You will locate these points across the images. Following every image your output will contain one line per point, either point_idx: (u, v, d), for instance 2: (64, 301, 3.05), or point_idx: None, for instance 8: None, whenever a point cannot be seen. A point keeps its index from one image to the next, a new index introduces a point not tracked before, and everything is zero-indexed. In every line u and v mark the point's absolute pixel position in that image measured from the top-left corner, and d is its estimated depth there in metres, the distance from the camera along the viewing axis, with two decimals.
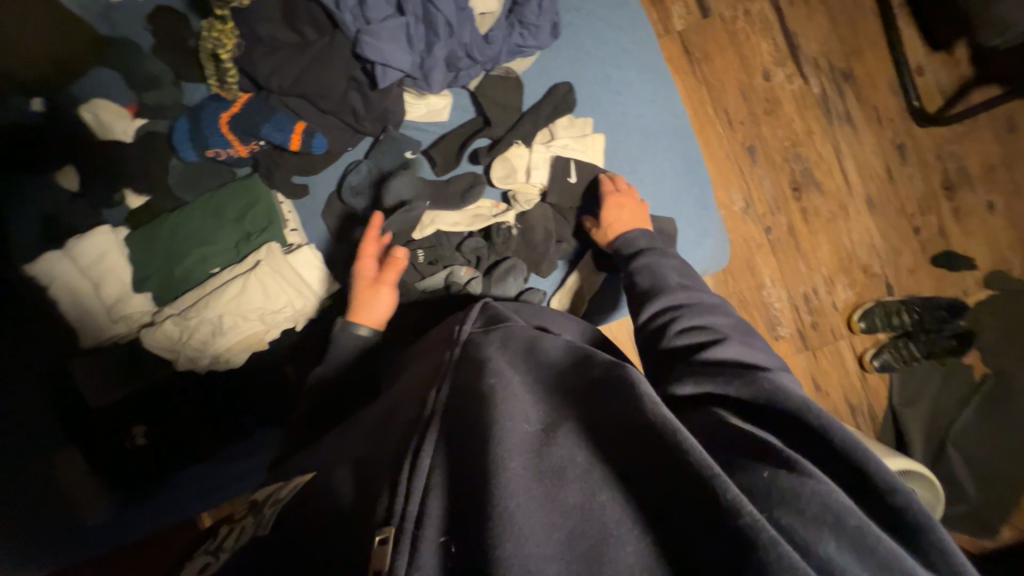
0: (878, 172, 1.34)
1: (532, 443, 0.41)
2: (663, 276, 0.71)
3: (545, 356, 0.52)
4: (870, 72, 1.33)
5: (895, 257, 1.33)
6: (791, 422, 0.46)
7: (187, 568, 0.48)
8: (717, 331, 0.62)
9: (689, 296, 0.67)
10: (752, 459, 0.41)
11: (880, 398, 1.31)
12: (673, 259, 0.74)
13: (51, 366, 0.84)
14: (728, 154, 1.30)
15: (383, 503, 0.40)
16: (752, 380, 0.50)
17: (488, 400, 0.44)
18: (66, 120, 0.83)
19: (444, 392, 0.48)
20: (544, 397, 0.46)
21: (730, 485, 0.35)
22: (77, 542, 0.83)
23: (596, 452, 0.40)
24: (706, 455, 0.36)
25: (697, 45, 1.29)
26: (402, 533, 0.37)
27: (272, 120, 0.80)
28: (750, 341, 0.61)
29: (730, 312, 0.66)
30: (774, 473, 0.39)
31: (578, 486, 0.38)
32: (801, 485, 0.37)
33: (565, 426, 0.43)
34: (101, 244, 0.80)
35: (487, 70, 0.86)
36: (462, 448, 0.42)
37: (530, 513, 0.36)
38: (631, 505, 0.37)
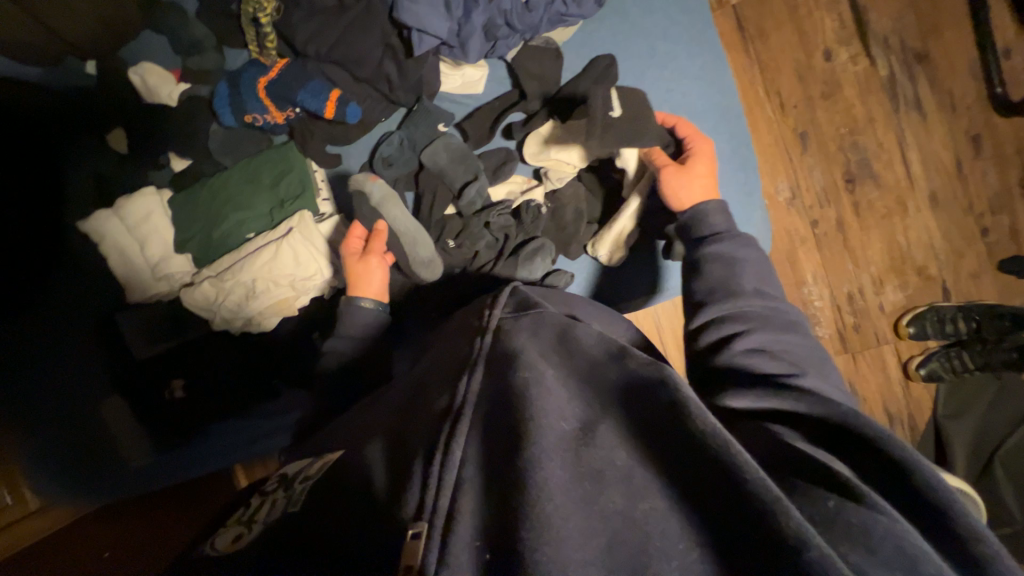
0: (945, 166, 1.22)
1: (569, 441, 0.41)
2: (737, 275, 0.64)
3: (579, 348, 0.52)
4: (948, 53, 1.21)
5: (955, 260, 1.23)
6: (868, 452, 0.42)
7: (223, 535, 0.49)
8: (789, 350, 0.58)
9: (762, 305, 0.62)
10: (810, 482, 0.39)
11: (923, 408, 1.24)
12: (753, 256, 0.66)
13: (102, 318, 0.90)
14: (777, 140, 1.21)
15: (415, 495, 0.40)
16: (825, 400, 0.48)
17: (524, 396, 0.44)
18: (115, 82, 0.86)
19: (476, 382, 0.48)
20: (580, 393, 0.46)
21: (793, 513, 0.33)
22: (124, 480, 0.90)
23: (636, 456, 0.40)
24: (763, 476, 0.35)
25: (753, 20, 1.20)
26: (435, 526, 0.37)
27: (307, 86, 0.79)
28: (821, 366, 0.58)
29: (803, 331, 0.62)
30: (841, 504, 0.36)
31: (619, 490, 0.38)
32: (872, 523, 0.35)
33: (603, 426, 0.42)
34: (147, 205, 0.84)
35: (526, 40, 0.82)
36: (497, 443, 0.42)
37: (567, 517, 0.36)
38: (676, 516, 0.36)
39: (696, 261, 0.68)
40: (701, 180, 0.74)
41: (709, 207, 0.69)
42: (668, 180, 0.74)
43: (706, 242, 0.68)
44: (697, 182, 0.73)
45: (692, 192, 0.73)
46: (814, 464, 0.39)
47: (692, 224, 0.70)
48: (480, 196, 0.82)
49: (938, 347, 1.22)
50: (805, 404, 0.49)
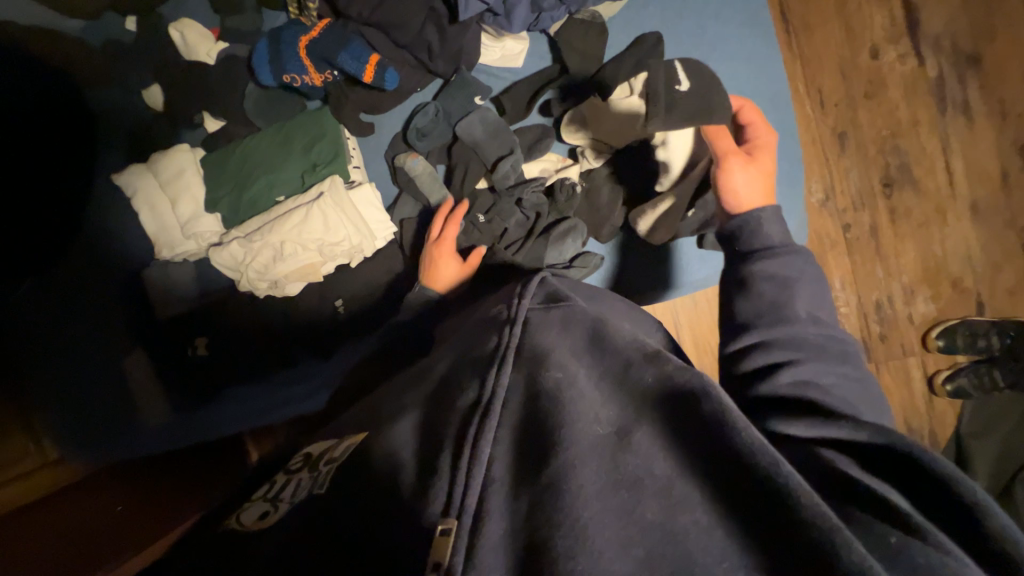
0: (990, 175, 1.17)
1: (602, 446, 0.39)
2: (792, 299, 0.57)
3: (611, 347, 0.48)
4: (1003, 57, 1.15)
5: (993, 273, 1.18)
6: (924, 485, 0.39)
7: (245, 512, 0.51)
8: (841, 386, 0.52)
9: (817, 334, 0.56)
10: (871, 515, 0.36)
11: (944, 424, 1.21)
12: (808, 275, 0.59)
13: (129, 274, 0.92)
14: (814, 139, 1.18)
15: (442, 490, 0.39)
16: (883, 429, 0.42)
17: (556, 397, 0.42)
18: (152, 39, 0.86)
19: (506, 377, 0.45)
20: (613, 394, 0.44)
21: (857, 546, 0.30)
22: (137, 438, 0.91)
23: (675, 464, 0.37)
24: (820, 505, 0.32)
25: (798, 13, 1.16)
26: (462, 526, 0.36)
27: (347, 48, 0.77)
28: (870, 404, 0.53)
29: (857, 364, 0.56)
30: (903, 540, 0.34)
31: (658, 501, 0.36)
32: (940, 563, 0.32)
33: (640, 432, 0.40)
34: (180, 162, 0.84)
35: (571, 14, 0.79)
36: (529, 442, 0.41)
37: (602, 526, 0.34)
38: (719, 531, 0.34)
39: (743, 278, 0.60)
40: (762, 181, 0.67)
41: (769, 213, 0.62)
42: (732, 173, 0.66)
43: (756, 256, 0.61)
44: (758, 182, 0.66)
45: (756, 193, 0.65)
46: (873, 493, 0.37)
47: (742, 233, 0.63)
48: (514, 169, 0.81)
49: (966, 361, 1.18)
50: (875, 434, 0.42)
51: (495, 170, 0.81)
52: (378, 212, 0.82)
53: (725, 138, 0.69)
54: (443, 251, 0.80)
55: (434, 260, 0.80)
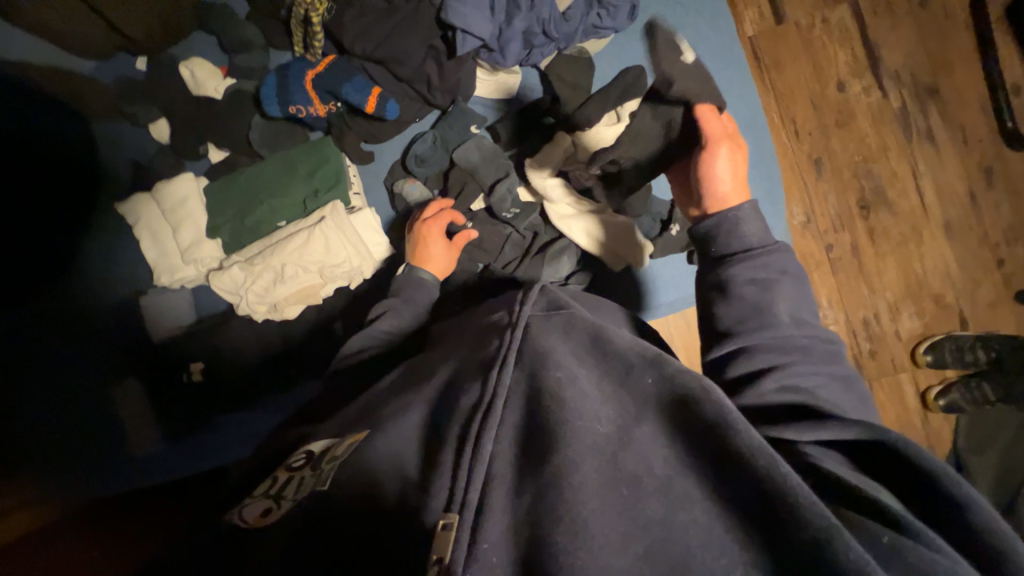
0: (959, 195, 1.24)
1: (602, 445, 0.38)
2: (773, 301, 0.57)
3: (614, 350, 0.46)
4: (959, 88, 1.25)
5: (972, 288, 1.23)
6: (920, 485, 0.40)
7: (242, 510, 0.47)
8: (822, 389, 0.54)
9: (801, 336, 0.57)
10: (860, 515, 0.37)
11: (941, 439, 1.21)
12: (790, 274, 0.59)
13: (125, 301, 0.91)
14: (792, 164, 1.24)
15: (444, 486, 0.39)
16: (869, 425, 0.43)
17: (556, 397, 0.41)
18: (162, 77, 0.90)
19: (507, 376, 0.44)
20: (615, 393, 0.43)
21: (852, 544, 0.32)
22: (120, 470, 0.86)
23: (675, 463, 0.38)
24: (813, 499, 0.34)
25: (768, 51, 1.25)
26: (464, 521, 0.36)
27: (351, 81, 0.82)
28: (852, 401, 0.55)
29: (841, 363, 0.58)
30: (896, 541, 0.35)
31: (658, 499, 0.36)
32: (935, 562, 0.33)
33: (641, 429, 0.40)
34: (184, 189, 0.87)
35: (560, 49, 0.86)
36: (531, 441, 0.40)
37: (603, 522, 0.35)
38: (718, 527, 0.35)
39: (722, 282, 0.60)
40: (741, 174, 0.64)
41: (745, 212, 0.60)
42: (716, 164, 0.64)
43: (735, 258, 0.60)
44: (737, 178, 0.63)
45: (736, 189, 0.63)
46: (863, 494, 0.38)
47: (718, 234, 0.61)
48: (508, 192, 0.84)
49: (957, 376, 1.20)
50: (852, 429, 0.43)
51: (494, 195, 0.84)
52: (377, 234, 0.85)
53: (711, 126, 0.65)
54: (433, 231, 0.81)
55: (423, 237, 0.81)
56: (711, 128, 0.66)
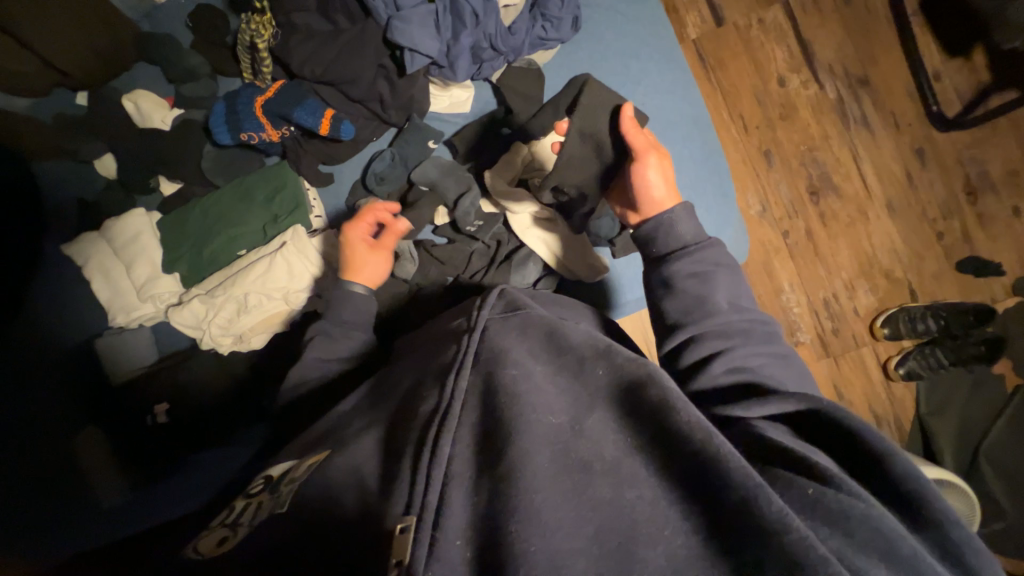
0: (896, 176, 1.33)
1: (554, 435, 0.40)
2: (713, 292, 0.63)
3: (568, 345, 0.49)
4: (887, 77, 1.34)
5: (917, 262, 1.31)
6: (850, 446, 0.44)
7: (204, 540, 0.49)
8: (764, 366, 0.59)
9: (742, 321, 0.63)
10: (792, 473, 0.41)
11: (906, 407, 1.26)
12: (725, 265, 0.65)
13: (82, 344, 0.88)
14: (744, 157, 1.30)
15: (404, 491, 0.40)
16: (804, 396, 0.49)
17: (510, 393, 0.43)
18: (106, 110, 0.88)
19: (464, 379, 0.46)
20: (569, 386, 0.46)
21: (775, 499, 0.34)
22: (62, 534, 0.76)
23: (624, 446, 0.40)
24: (745, 466, 0.36)
25: (712, 52, 1.31)
26: (423, 521, 0.36)
27: (303, 104, 0.82)
28: (793, 375, 0.61)
29: (781, 342, 0.64)
30: (820, 492, 0.39)
31: (607, 480, 0.38)
32: (853, 509, 0.37)
33: (592, 416, 0.42)
34: (136, 226, 0.85)
35: (509, 62, 0.89)
36: (487, 438, 0.41)
37: (555, 507, 0.36)
38: (663, 502, 0.37)
39: (666, 278, 0.65)
40: (669, 179, 0.71)
41: (678, 213, 0.67)
42: (648, 174, 0.70)
43: (674, 256, 0.66)
44: (666, 185, 0.72)
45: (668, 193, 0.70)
46: (797, 456, 0.42)
47: (658, 235, 0.67)
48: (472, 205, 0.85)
49: (913, 345, 1.26)
50: (799, 403, 0.49)
51: (460, 208, 0.84)
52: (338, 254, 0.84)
53: (636, 137, 0.71)
54: (355, 235, 0.78)
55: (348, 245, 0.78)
56: (635, 140, 0.71)
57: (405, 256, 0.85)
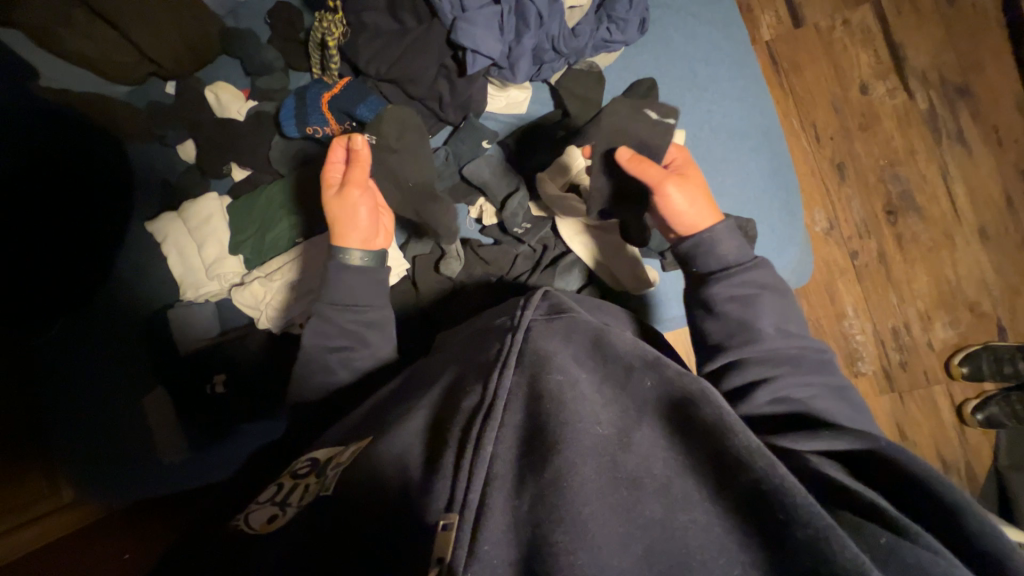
0: (994, 199, 1.18)
1: (602, 447, 0.40)
2: (759, 316, 0.60)
3: (614, 354, 0.49)
4: (992, 87, 1.19)
5: (1010, 296, 1.16)
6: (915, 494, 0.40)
7: (253, 514, 0.52)
8: (813, 396, 0.56)
9: (791, 347, 0.59)
10: (859, 517, 0.38)
11: (981, 455, 1.13)
12: (773, 287, 0.62)
13: (153, 313, 0.96)
14: (814, 170, 1.21)
15: (446, 486, 0.40)
16: (863, 436, 0.46)
17: (557, 399, 0.43)
18: (190, 99, 0.95)
19: (508, 378, 0.46)
20: (616, 396, 0.45)
21: (848, 544, 0.32)
22: (154, 470, 0.93)
23: (674, 464, 0.39)
24: (809, 500, 0.35)
25: (787, 55, 1.22)
26: (465, 520, 0.37)
27: (365, 101, 0.86)
28: (847, 405, 0.58)
29: (834, 369, 0.60)
30: (894, 542, 0.35)
31: (657, 499, 0.37)
32: (932, 565, 0.33)
33: (641, 430, 0.41)
34: (208, 209, 0.91)
35: (569, 64, 0.88)
36: (531, 441, 0.41)
37: (601, 520, 0.36)
38: (718, 529, 0.35)
39: (706, 300, 0.63)
40: (701, 199, 0.67)
41: (719, 231, 0.63)
42: (669, 199, 0.67)
43: (715, 278, 0.62)
44: (702, 202, 0.67)
45: (698, 214, 0.66)
46: (859, 497, 0.39)
47: (698, 253, 0.64)
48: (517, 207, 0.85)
49: (996, 390, 1.13)
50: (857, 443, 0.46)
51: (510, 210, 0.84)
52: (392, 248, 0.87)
53: (651, 169, 0.67)
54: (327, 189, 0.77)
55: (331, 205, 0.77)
56: (648, 172, 0.67)
57: (452, 255, 0.86)
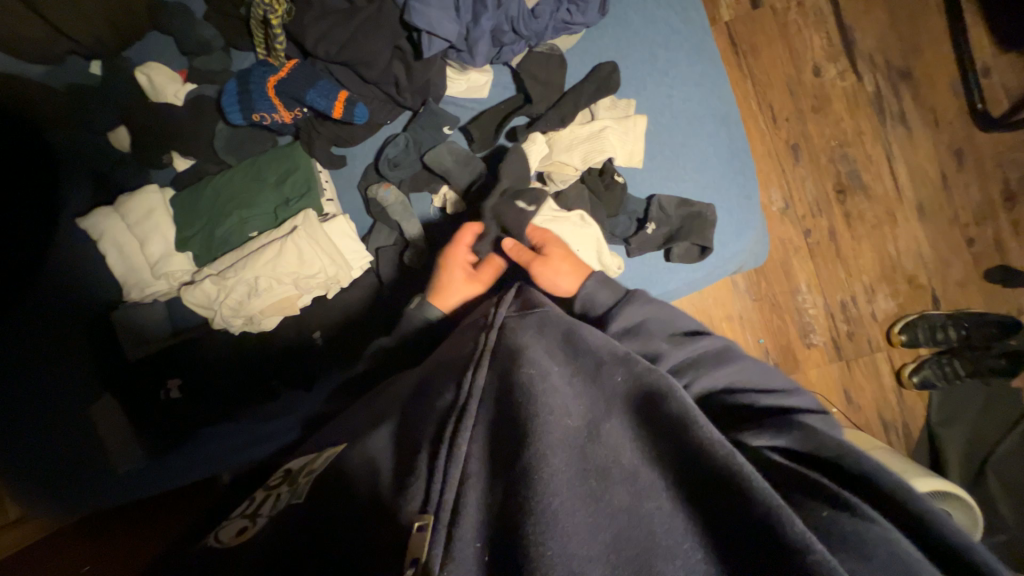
0: (931, 177, 1.26)
1: (574, 439, 0.41)
2: (651, 338, 0.64)
3: (585, 349, 0.50)
4: (931, 71, 1.26)
5: (943, 268, 1.26)
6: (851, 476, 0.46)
7: (226, 528, 0.50)
8: (729, 381, 0.62)
9: (691, 352, 0.64)
10: (805, 496, 0.43)
11: (916, 415, 1.23)
12: (653, 307, 0.67)
13: (94, 317, 0.89)
14: (770, 151, 1.25)
15: (420, 487, 0.40)
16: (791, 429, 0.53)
17: (528, 392, 0.44)
18: (118, 81, 0.86)
19: (481, 376, 0.47)
20: (587, 388, 0.46)
21: (797, 521, 0.34)
22: (110, 479, 0.88)
23: (641, 453, 0.41)
24: (768, 487, 0.36)
25: (745, 37, 1.24)
26: (439, 521, 0.37)
27: (315, 86, 0.82)
28: (764, 373, 0.65)
29: (733, 349, 0.66)
30: (834, 514, 0.40)
31: (625, 488, 0.38)
32: (867, 530, 0.39)
33: (610, 422, 0.43)
34: (148, 203, 0.84)
35: (530, 47, 0.87)
36: (502, 438, 0.42)
37: (573, 513, 0.36)
38: (681, 516, 0.37)
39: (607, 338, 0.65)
40: (566, 265, 0.73)
41: (591, 285, 0.68)
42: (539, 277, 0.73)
43: (608, 316, 0.66)
44: (565, 268, 0.73)
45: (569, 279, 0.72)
46: (810, 480, 0.44)
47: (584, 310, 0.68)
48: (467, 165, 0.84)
49: (930, 355, 1.22)
50: (784, 437, 0.52)
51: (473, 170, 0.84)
52: (350, 243, 0.83)
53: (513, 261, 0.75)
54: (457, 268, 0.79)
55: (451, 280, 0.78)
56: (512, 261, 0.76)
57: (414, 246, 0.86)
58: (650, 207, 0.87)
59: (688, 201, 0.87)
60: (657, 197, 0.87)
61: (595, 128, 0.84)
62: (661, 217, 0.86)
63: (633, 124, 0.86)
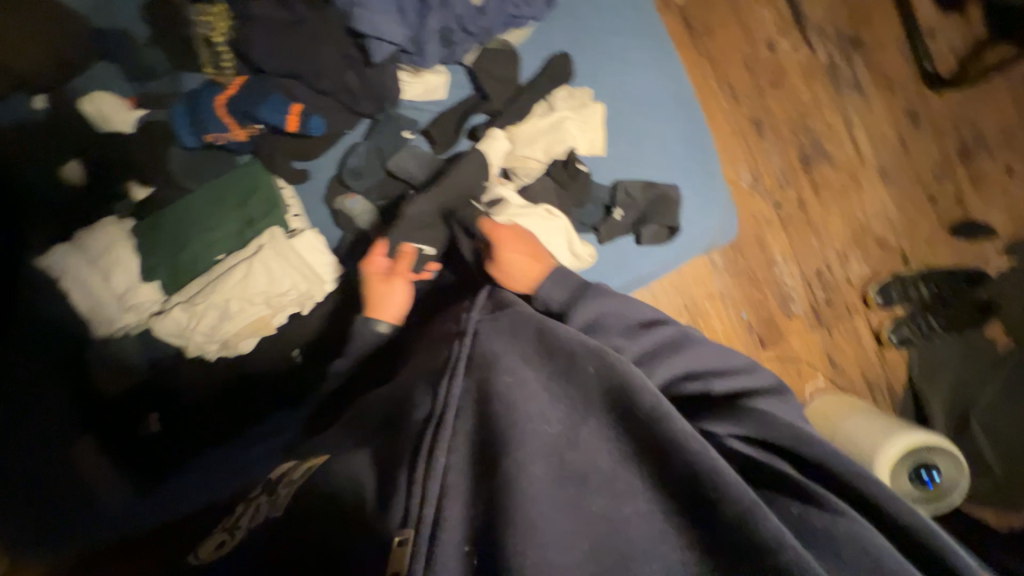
0: (889, 140, 1.30)
1: (552, 446, 0.42)
2: (608, 334, 0.64)
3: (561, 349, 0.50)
4: (881, 37, 1.29)
5: (910, 227, 1.29)
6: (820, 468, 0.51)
7: (206, 543, 0.53)
8: (687, 368, 0.63)
9: (648, 343, 0.63)
10: (775, 492, 0.48)
11: (898, 373, 1.26)
12: (610, 301, 0.66)
13: (61, 357, 0.86)
14: (734, 128, 1.26)
15: (400, 503, 0.41)
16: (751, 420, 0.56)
17: (506, 402, 0.44)
18: (65, 113, 0.84)
19: (457, 385, 0.47)
20: (563, 390, 0.47)
21: (769, 516, 0.36)
22: (94, 521, 0.86)
23: (617, 455, 0.42)
24: (739, 483, 0.38)
25: (699, 18, 1.26)
26: (421, 535, 0.38)
27: (269, 102, 0.81)
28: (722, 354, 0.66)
29: (689, 334, 0.67)
30: (803, 509, 0.46)
31: (601, 493, 0.40)
32: (834, 526, 0.44)
33: (587, 427, 0.44)
34: (109, 235, 0.82)
35: (483, 44, 0.87)
36: (482, 451, 0.43)
37: (552, 521, 0.38)
38: (655, 516, 0.39)
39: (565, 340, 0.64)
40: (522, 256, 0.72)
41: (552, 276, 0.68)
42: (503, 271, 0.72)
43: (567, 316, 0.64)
44: (523, 258, 0.72)
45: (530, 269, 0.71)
46: (780, 476, 0.49)
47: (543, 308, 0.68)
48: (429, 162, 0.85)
49: (906, 313, 1.25)
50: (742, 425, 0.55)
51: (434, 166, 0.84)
52: (320, 258, 0.82)
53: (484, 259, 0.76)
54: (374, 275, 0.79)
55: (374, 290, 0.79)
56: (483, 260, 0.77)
57: None
58: (616, 192, 0.87)
59: (653, 184, 0.89)
60: (621, 182, 0.88)
61: (555, 120, 0.85)
62: (628, 201, 0.87)
63: (591, 112, 0.87)
